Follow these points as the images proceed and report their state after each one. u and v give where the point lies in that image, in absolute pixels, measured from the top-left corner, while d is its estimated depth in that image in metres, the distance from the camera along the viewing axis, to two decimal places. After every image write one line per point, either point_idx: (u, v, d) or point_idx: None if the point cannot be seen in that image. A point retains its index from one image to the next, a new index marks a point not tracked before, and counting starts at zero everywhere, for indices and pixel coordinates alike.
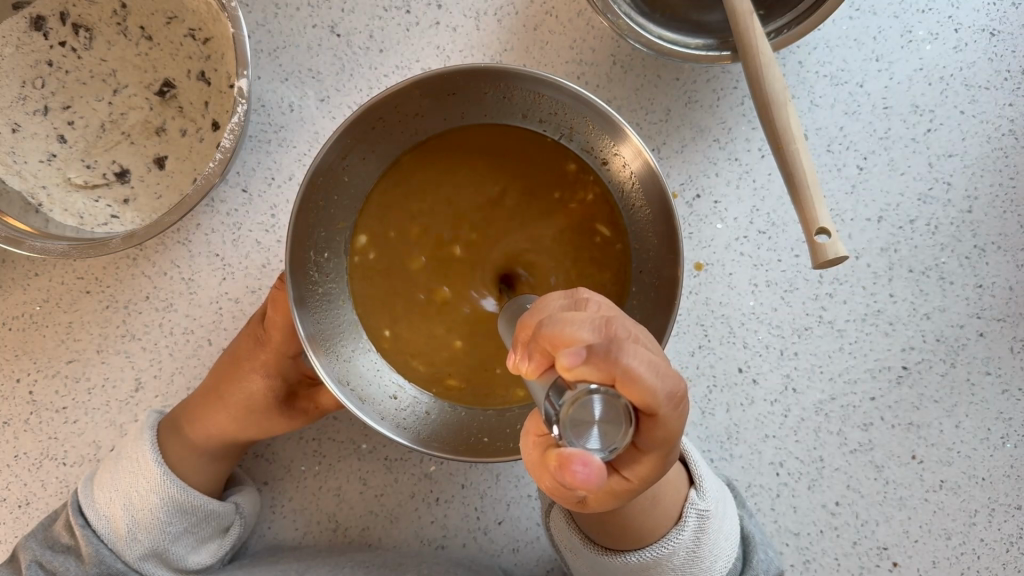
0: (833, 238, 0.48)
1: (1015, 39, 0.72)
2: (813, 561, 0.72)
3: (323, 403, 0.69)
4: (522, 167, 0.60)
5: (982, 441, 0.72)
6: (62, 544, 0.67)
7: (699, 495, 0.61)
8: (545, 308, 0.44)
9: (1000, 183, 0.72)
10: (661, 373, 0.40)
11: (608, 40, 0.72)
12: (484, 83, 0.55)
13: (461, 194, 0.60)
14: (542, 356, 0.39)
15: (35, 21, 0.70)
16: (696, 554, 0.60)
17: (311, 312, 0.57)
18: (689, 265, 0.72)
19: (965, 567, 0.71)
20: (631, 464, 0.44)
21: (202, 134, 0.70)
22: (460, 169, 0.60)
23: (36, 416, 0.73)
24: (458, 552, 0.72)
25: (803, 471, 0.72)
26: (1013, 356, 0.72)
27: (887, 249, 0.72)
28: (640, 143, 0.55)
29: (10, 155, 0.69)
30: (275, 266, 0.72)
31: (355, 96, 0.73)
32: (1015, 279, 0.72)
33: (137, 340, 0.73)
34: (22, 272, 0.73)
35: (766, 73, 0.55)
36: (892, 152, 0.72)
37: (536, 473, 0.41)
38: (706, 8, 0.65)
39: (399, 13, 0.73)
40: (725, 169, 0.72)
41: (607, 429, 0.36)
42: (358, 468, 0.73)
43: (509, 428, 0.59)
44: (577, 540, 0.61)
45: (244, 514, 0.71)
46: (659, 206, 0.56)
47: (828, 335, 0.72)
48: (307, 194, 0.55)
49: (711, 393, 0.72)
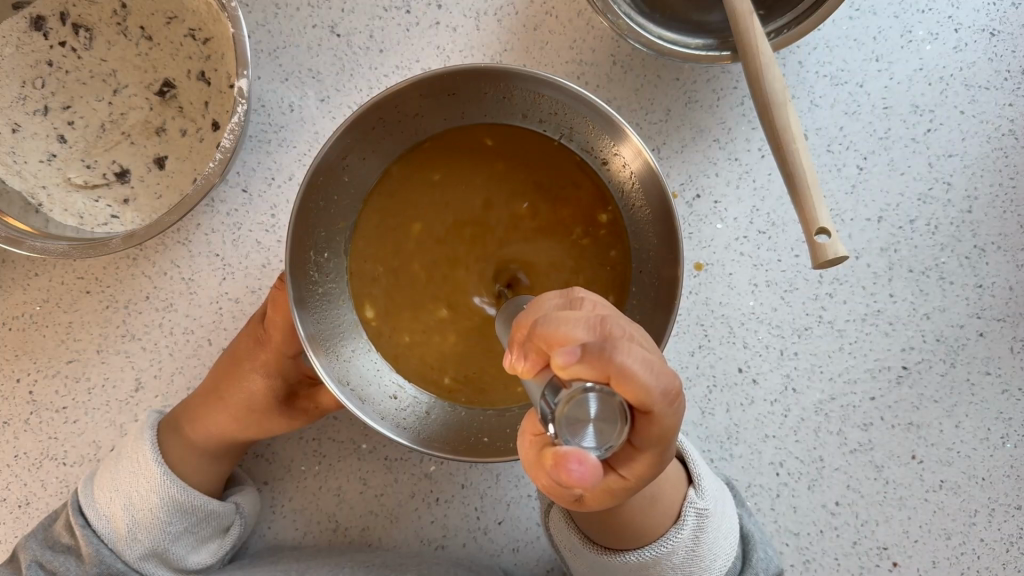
0: (833, 238, 0.48)
1: (1016, 39, 0.72)
2: (813, 561, 0.72)
3: (323, 403, 0.69)
4: (523, 167, 0.60)
5: (982, 441, 0.72)
6: (62, 544, 0.67)
7: (698, 494, 0.61)
8: (540, 308, 0.44)
9: (1000, 183, 0.72)
10: (657, 371, 0.40)
11: (608, 41, 0.72)
12: (484, 84, 0.55)
13: (461, 194, 0.60)
14: (538, 355, 0.39)
15: (34, 21, 0.70)
16: (696, 553, 0.60)
17: (312, 312, 0.57)
18: (689, 265, 0.72)
19: (965, 566, 0.71)
20: (627, 462, 0.44)
21: (202, 134, 0.70)
22: (460, 169, 0.60)
23: (36, 416, 0.73)
24: (458, 552, 0.72)
25: (802, 471, 0.72)
26: (1013, 356, 0.72)
27: (887, 249, 0.72)
28: (640, 143, 0.54)
29: (10, 155, 0.69)
30: (275, 267, 0.72)
31: (355, 96, 0.73)
32: (1015, 279, 0.72)
33: (137, 340, 0.73)
34: (22, 272, 0.74)
35: (767, 73, 0.54)
36: (892, 152, 0.72)
37: (532, 472, 0.41)
38: (706, 8, 0.65)
39: (399, 13, 0.73)
40: (725, 169, 0.72)
41: (602, 428, 0.36)
42: (359, 468, 0.73)
43: (509, 428, 0.59)
44: (577, 540, 0.61)
45: (244, 514, 0.71)
46: (659, 206, 0.55)
47: (828, 334, 0.72)
48: (307, 193, 0.55)
49: (712, 393, 0.72)
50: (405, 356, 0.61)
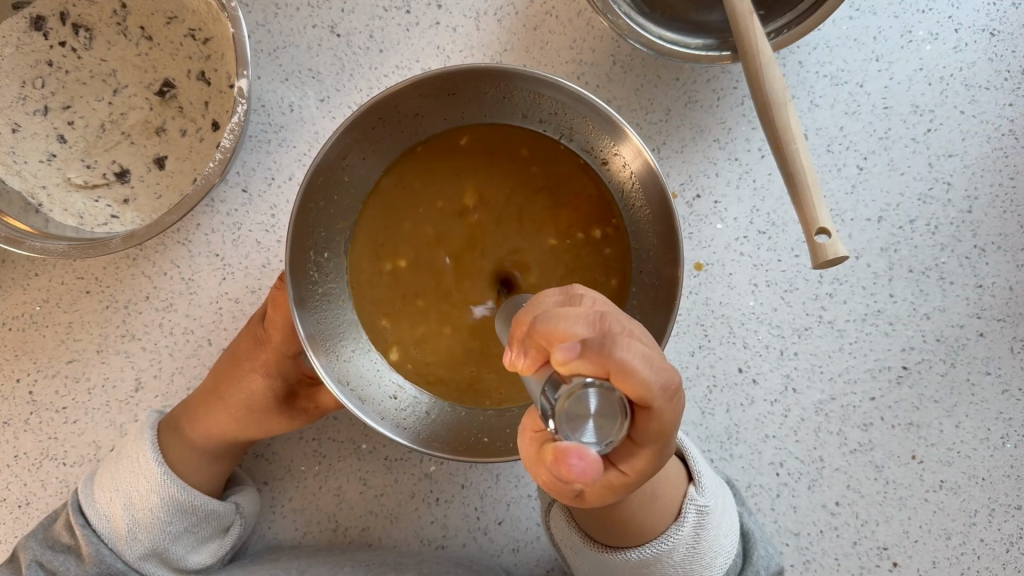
0: (833, 238, 0.48)
1: (1015, 39, 0.72)
2: (813, 561, 0.72)
3: (323, 403, 0.69)
4: (511, 164, 0.60)
5: (982, 441, 0.71)
6: (62, 544, 0.67)
7: (698, 491, 0.61)
8: (540, 304, 0.44)
9: (1000, 183, 0.72)
10: (657, 367, 0.40)
11: (608, 41, 0.72)
12: (484, 84, 0.55)
13: (451, 194, 0.60)
14: (538, 352, 0.39)
15: (34, 21, 0.70)
16: (696, 551, 0.60)
17: (312, 312, 0.57)
18: (689, 265, 0.72)
19: (965, 566, 0.71)
20: (627, 458, 0.44)
21: (202, 134, 0.70)
22: (449, 169, 0.60)
23: (36, 416, 0.73)
24: (458, 552, 0.72)
25: (802, 471, 0.72)
26: (1013, 356, 0.72)
27: (887, 249, 0.72)
28: (640, 143, 0.54)
29: (10, 155, 0.69)
30: (275, 267, 0.72)
31: (355, 96, 0.73)
32: (1015, 279, 0.72)
33: (137, 340, 0.73)
34: (22, 272, 0.74)
35: (767, 73, 0.54)
36: (892, 152, 0.72)
37: (532, 470, 0.41)
38: (706, 8, 0.65)
39: (399, 13, 0.73)
40: (725, 169, 0.72)
41: (602, 423, 0.36)
42: (359, 468, 0.73)
43: (509, 428, 0.59)
44: (577, 539, 0.61)
45: (243, 514, 0.71)
46: (659, 206, 0.55)
47: (828, 334, 0.72)
48: (307, 194, 0.55)
49: (711, 393, 0.72)
50: (414, 361, 0.61)
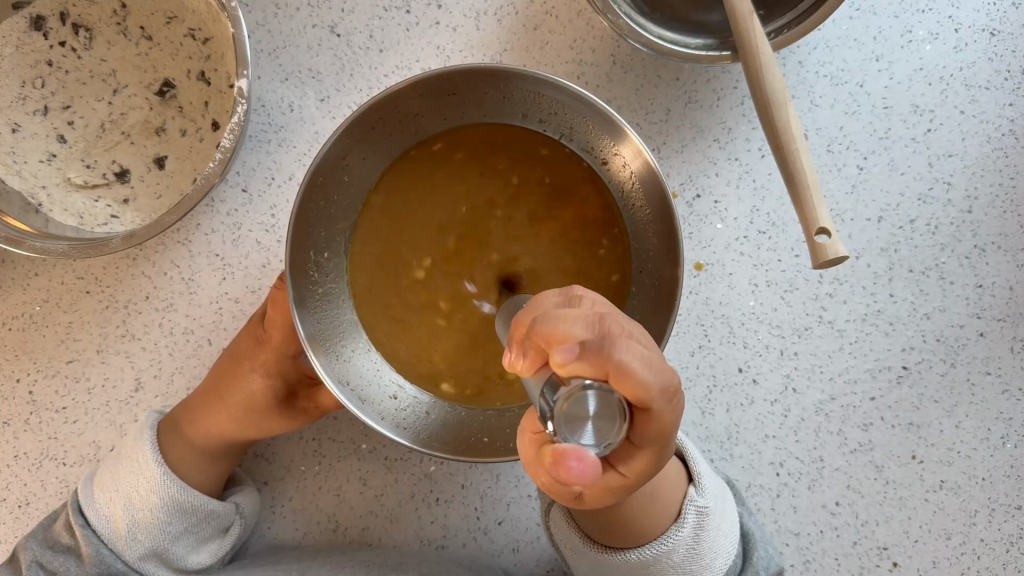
0: (833, 238, 0.48)
1: (1015, 39, 0.72)
2: (813, 561, 0.72)
3: (323, 403, 0.69)
4: (502, 163, 0.60)
5: (982, 442, 0.71)
6: (62, 544, 0.67)
7: (698, 492, 0.61)
8: (540, 305, 0.44)
9: (1000, 183, 0.72)
10: (656, 369, 0.40)
11: (608, 41, 0.72)
12: (484, 84, 0.56)
13: (441, 200, 0.60)
14: (537, 354, 0.39)
15: (34, 21, 0.70)
16: (696, 551, 0.60)
17: (312, 312, 0.57)
18: (689, 265, 0.72)
19: (965, 566, 0.71)
20: (627, 459, 0.44)
21: (202, 134, 0.70)
22: (437, 174, 0.60)
23: (36, 416, 0.73)
24: (458, 552, 0.72)
25: (802, 471, 0.72)
26: (1013, 356, 0.72)
27: (887, 249, 0.72)
28: (640, 143, 0.54)
29: (10, 155, 0.69)
30: (275, 267, 0.72)
31: (354, 96, 0.72)
32: (1015, 279, 0.72)
33: (137, 340, 0.73)
34: (22, 272, 0.74)
35: (767, 73, 0.54)
36: (892, 152, 0.72)
37: (531, 471, 0.41)
38: (707, 8, 0.65)
39: (399, 13, 0.73)
40: (725, 169, 0.72)
41: (601, 425, 0.36)
42: (359, 468, 0.73)
43: (509, 428, 0.59)
44: (577, 539, 0.61)
45: (243, 514, 0.71)
46: (658, 206, 0.55)
47: (828, 334, 0.72)
48: (307, 194, 0.55)
49: (712, 393, 0.72)
50: (431, 370, 0.62)
